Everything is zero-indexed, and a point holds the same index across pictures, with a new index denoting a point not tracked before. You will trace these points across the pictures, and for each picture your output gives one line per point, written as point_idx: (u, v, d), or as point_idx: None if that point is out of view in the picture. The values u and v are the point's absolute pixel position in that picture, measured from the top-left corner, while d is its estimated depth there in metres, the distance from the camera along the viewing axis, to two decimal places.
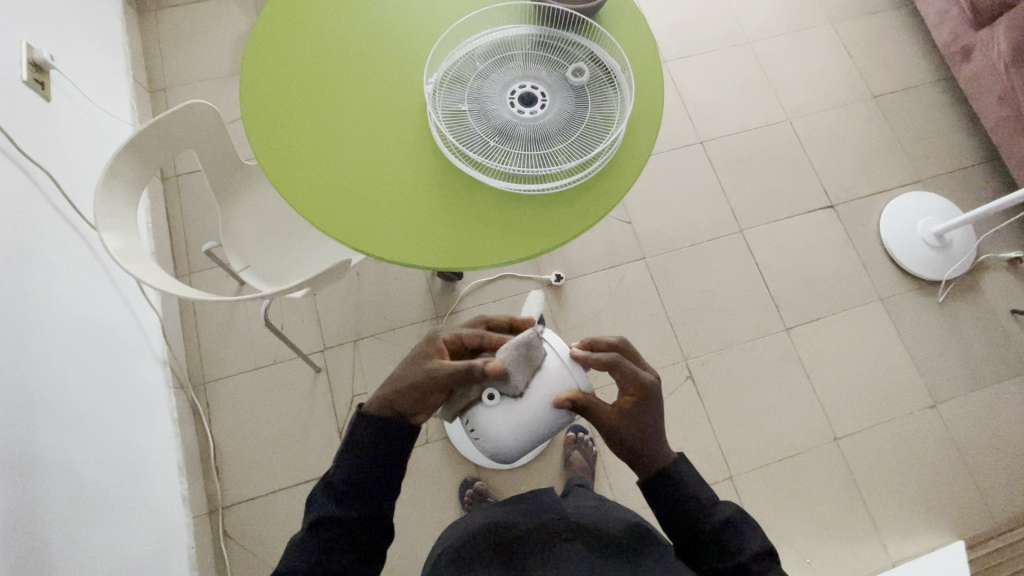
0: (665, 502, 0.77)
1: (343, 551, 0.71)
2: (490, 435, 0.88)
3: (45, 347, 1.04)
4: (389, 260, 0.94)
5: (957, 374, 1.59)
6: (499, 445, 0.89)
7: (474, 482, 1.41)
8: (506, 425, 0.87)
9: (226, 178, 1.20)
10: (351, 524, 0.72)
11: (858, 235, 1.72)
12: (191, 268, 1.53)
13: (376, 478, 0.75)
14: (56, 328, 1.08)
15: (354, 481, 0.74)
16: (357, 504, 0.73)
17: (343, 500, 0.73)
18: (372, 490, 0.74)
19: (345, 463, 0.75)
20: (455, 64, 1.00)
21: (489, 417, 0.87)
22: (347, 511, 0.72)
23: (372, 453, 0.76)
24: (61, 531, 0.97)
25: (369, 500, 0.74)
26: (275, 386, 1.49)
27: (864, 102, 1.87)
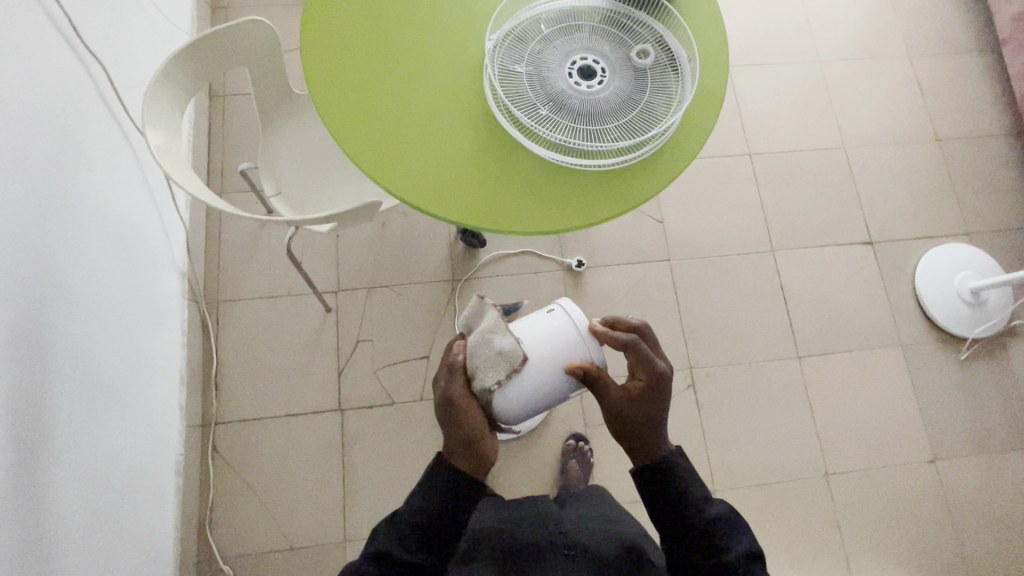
0: (657, 493, 0.77)
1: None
2: (508, 405, 0.81)
3: (74, 234, 1.07)
4: (418, 207, 0.93)
5: (963, 435, 1.56)
6: (518, 414, 0.83)
7: None
8: (529, 395, 0.81)
9: (273, 102, 1.21)
10: (411, 569, 0.72)
11: (891, 276, 1.67)
12: (224, 187, 1.54)
13: (440, 525, 0.74)
14: (85, 217, 1.10)
15: (420, 526, 0.73)
16: (421, 551, 0.73)
17: (407, 543, 0.72)
18: (438, 539, 0.74)
19: (412, 504, 0.75)
20: (520, 25, 0.98)
21: (508, 388, 0.81)
22: (411, 556, 0.72)
23: (439, 502, 0.74)
24: (63, 411, 1.00)
25: (434, 548, 0.73)
26: (284, 317, 1.51)
27: (926, 143, 1.80)
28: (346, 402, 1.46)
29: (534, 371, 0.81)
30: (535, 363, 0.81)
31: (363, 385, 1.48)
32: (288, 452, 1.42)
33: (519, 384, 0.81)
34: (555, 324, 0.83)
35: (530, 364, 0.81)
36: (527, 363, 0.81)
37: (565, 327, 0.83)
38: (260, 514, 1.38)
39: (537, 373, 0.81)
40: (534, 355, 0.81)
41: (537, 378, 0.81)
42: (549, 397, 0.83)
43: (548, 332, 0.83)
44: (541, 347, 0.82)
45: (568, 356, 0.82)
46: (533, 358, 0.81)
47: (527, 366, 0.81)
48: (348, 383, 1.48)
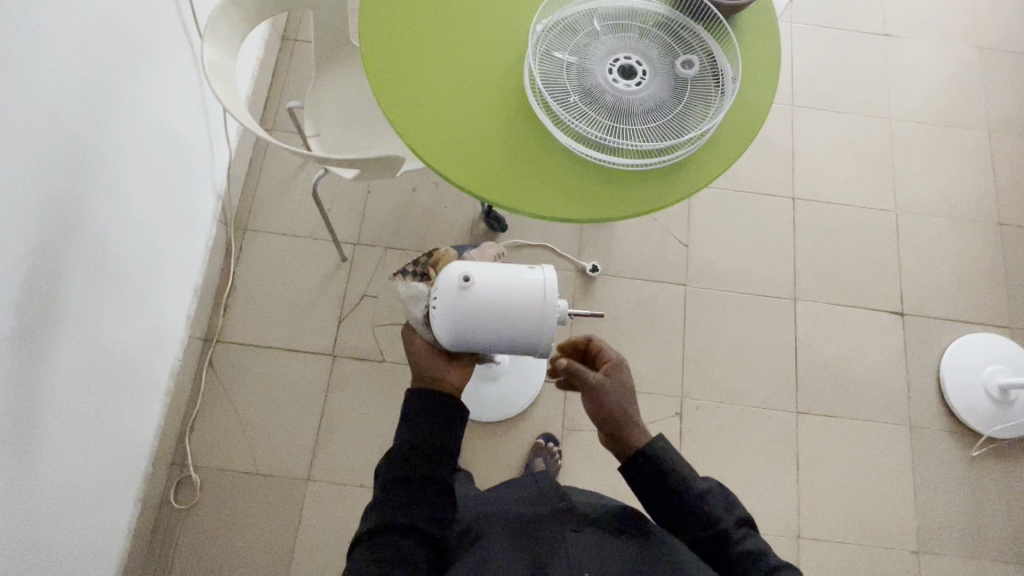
0: (642, 480, 0.82)
1: (414, 508, 0.74)
2: (448, 316, 0.76)
3: (126, 131, 1.15)
4: (434, 168, 0.96)
5: (956, 534, 1.46)
6: (453, 332, 0.77)
7: None
8: (471, 314, 0.76)
9: (331, 50, 1.26)
10: (419, 479, 0.76)
11: (915, 352, 1.59)
12: (274, 124, 1.62)
13: (440, 437, 0.78)
14: (139, 119, 1.18)
15: (411, 439, 0.77)
16: (419, 459, 0.76)
17: (405, 458, 0.76)
18: (429, 448, 0.77)
19: (407, 424, 0.78)
20: (572, 14, 0.99)
21: (455, 296, 0.76)
22: (413, 470, 0.76)
23: (420, 412, 0.78)
24: (80, 290, 1.08)
25: (430, 453, 0.77)
26: (302, 256, 1.57)
27: (986, 224, 1.70)
28: (339, 349, 1.51)
29: (486, 295, 0.76)
30: (490, 288, 0.76)
31: (359, 336, 1.52)
32: (275, 383, 1.48)
33: (467, 299, 0.76)
34: (527, 279, 0.77)
35: (485, 285, 0.76)
36: (483, 282, 0.76)
37: (535, 269, 0.79)
38: (237, 434, 1.44)
39: (488, 297, 0.76)
40: (491, 283, 0.77)
41: (485, 300, 0.76)
42: (483, 341, 0.78)
43: (516, 266, 0.79)
44: (500, 278, 0.77)
45: (522, 298, 0.76)
46: (491, 280, 0.77)
47: (481, 284, 0.76)
48: (345, 332, 1.52)
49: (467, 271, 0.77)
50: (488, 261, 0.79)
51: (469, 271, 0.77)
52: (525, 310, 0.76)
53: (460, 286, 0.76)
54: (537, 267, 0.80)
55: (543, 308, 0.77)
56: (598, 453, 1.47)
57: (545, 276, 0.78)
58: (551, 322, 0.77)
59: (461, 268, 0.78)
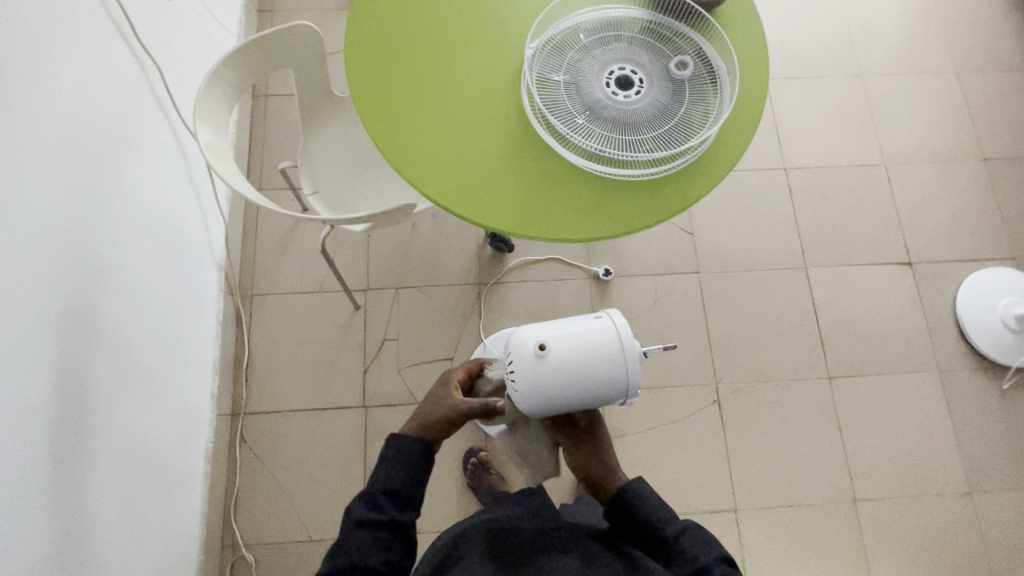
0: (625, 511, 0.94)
1: (380, 551, 0.82)
2: (533, 385, 0.83)
3: (124, 218, 1.12)
4: (452, 210, 0.94)
5: (1003, 468, 1.49)
6: (540, 397, 0.83)
7: (479, 453, 1.42)
8: (554, 379, 0.82)
9: (315, 104, 1.24)
10: (389, 526, 0.84)
11: (929, 298, 1.62)
12: (262, 183, 1.59)
13: (409, 491, 0.88)
14: (134, 209, 1.16)
15: (389, 489, 0.87)
16: (392, 509, 0.86)
17: (379, 504, 0.86)
18: (403, 496, 0.88)
19: (384, 474, 0.89)
20: (560, 33, 1.00)
21: (536, 366, 0.82)
22: (385, 514, 0.85)
23: (399, 466, 0.89)
24: (106, 395, 1.05)
25: (402, 504, 0.87)
26: (314, 312, 1.55)
27: (972, 162, 1.74)
28: (369, 399, 1.49)
29: (563, 358, 0.83)
30: (567, 352, 0.82)
31: (387, 382, 1.50)
32: (311, 445, 1.45)
33: (547, 365, 0.83)
34: (601, 336, 0.84)
35: (561, 349, 0.83)
36: (558, 347, 0.83)
37: (600, 322, 0.85)
38: (282, 504, 1.41)
39: (566, 360, 0.82)
40: (568, 347, 0.83)
41: (565, 363, 0.82)
42: (569, 397, 0.84)
43: (582, 322, 0.85)
44: (574, 340, 0.83)
45: (599, 355, 0.83)
46: (565, 343, 0.83)
47: (557, 349, 0.82)
48: (372, 380, 1.50)
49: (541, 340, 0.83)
50: (555, 323, 0.86)
51: (542, 338, 0.84)
52: (602, 362, 0.83)
53: (539, 355, 0.82)
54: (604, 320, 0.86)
55: (618, 358, 0.83)
56: (645, 455, 1.47)
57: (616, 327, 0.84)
58: (631, 370, 0.84)
59: (533, 336, 0.84)
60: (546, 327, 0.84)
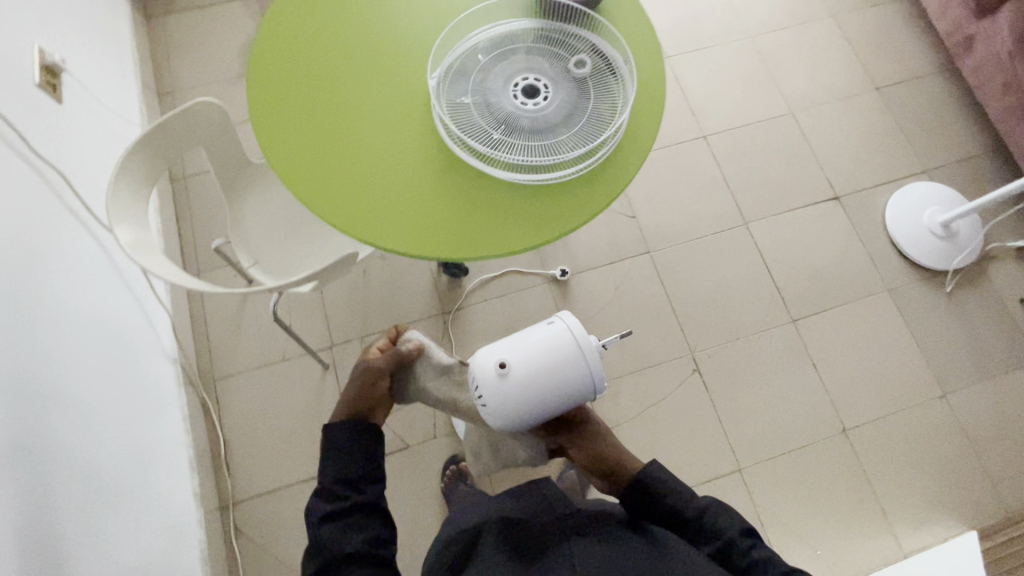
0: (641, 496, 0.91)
1: (355, 535, 0.80)
2: (502, 405, 0.82)
3: (54, 333, 1.06)
4: (393, 250, 0.94)
5: (967, 365, 1.58)
6: (512, 415, 0.83)
7: (459, 461, 1.43)
8: (522, 395, 0.82)
9: (234, 176, 1.22)
10: (353, 509, 0.82)
11: (863, 225, 1.72)
12: (200, 266, 1.55)
13: (365, 467, 0.86)
14: (66, 323, 1.10)
15: (341, 475, 0.85)
16: (351, 491, 0.84)
17: (336, 492, 0.83)
18: (359, 477, 0.85)
19: (333, 463, 0.86)
20: (459, 58, 1.02)
21: (500, 385, 0.82)
22: (348, 498, 0.82)
23: (343, 450, 0.87)
24: (73, 524, 0.98)
25: (360, 483, 0.85)
26: (283, 381, 1.50)
27: (868, 93, 1.86)
28: None
29: (525, 371, 0.83)
30: (528, 365, 0.82)
31: None
32: None
33: (512, 382, 0.82)
34: (559, 342, 0.84)
35: (522, 363, 0.83)
36: (518, 361, 0.83)
37: (554, 327, 0.85)
38: None
39: (528, 373, 0.82)
40: (528, 359, 0.83)
41: (528, 377, 0.82)
42: (541, 409, 0.84)
43: (536, 331, 0.85)
44: (534, 351, 0.83)
45: (561, 361, 0.83)
46: (523, 356, 0.83)
47: (517, 364, 0.83)
48: None
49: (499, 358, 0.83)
50: (509, 338, 0.86)
51: (501, 356, 0.83)
52: (564, 367, 0.83)
53: (500, 374, 0.82)
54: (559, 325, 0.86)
55: (578, 359, 0.83)
56: (643, 439, 1.48)
57: (572, 330, 0.84)
58: (595, 370, 0.84)
59: (492, 356, 0.84)
60: (504, 345, 0.84)
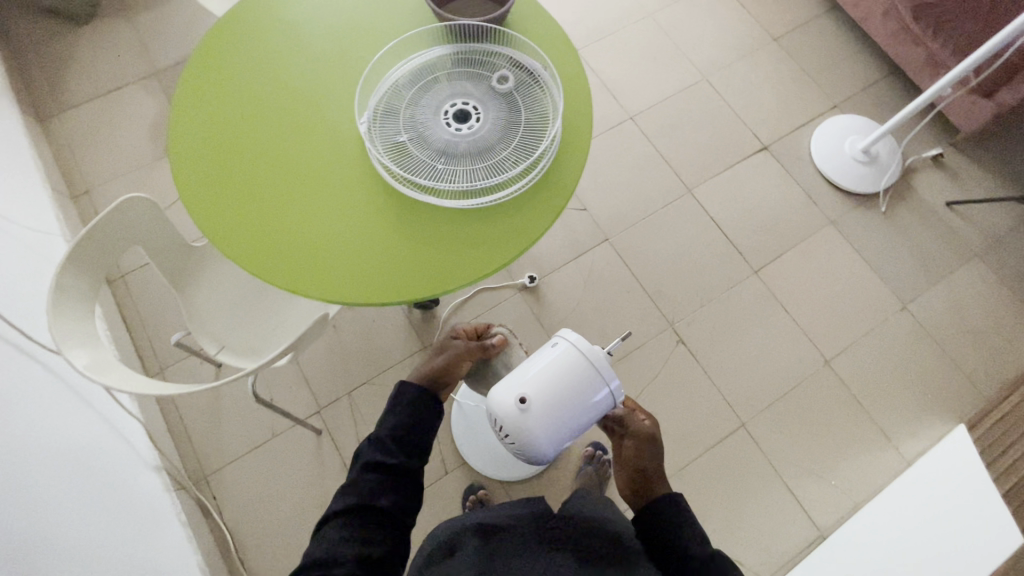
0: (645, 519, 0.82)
1: (388, 494, 0.79)
2: (529, 440, 0.78)
3: (25, 470, 0.97)
4: (365, 303, 0.93)
5: (917, 274, 1.69)
6: (541, 447, 0.78)
7: (478, 489, 1.42)
8: (547, 428, 0.77)
9: (179, 265, 1.17)
10: (397, 471, 0.81)
11: (794, 167, 1.81)
12: (162, 364, 1.47)
13: (416, 435, 0.86)
14: (36, 458, 1.01)
15: (397, 432, 0.85)
16: (401, 454, 0.83)
17: (387, 447, 0.83)
18: (411, 441, 0.85)
19: (388, 420, 0.86)
20: (383, 98, 1.01)
21: (523, 422, 0.77)
22: (395, 458, 0.82)
23: (411, 408, 0.87)
24: None
25: (411, 451, 0.85)
26: (278, 459, 1.44)
27: (768, 46, 1.97)
28: None
29: (546, 400, 0.78)
30: (548, 393, 0.77)
31: None
32: None
33: (535, 417, 0.77)
34: (573, 361, 0.79)
35: (541, 393, 0.77)
36: (537, 394, 0.77)
37: (560, 348, 0.80)
38: None
39: (549, 403, 0.77)
40: (546, 388, 0.78)
41: (549, 407, 0.77)
42: (567, 434, 0.79)
43: (542, 357, 0.80)
44: (550, 378, 0.78)
45: (579, 382, 0.78)
46: (540, 387, 0.78)
47: (537, 397, 0.77)
48: None
49: (518, 392, 0.78)
50: (521, 368, 0.80)
51: (517, 391, 0.78)
52: (582, 388, 0.78)
53: (522, 409, 0.77)
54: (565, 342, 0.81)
55: (594, 375, 0.79)
56: None
57: (582, 347, 0.80)
58: (613, 381, 0.80)
59: (507, 394, 0.79)
60: (518, 377, 0.79)
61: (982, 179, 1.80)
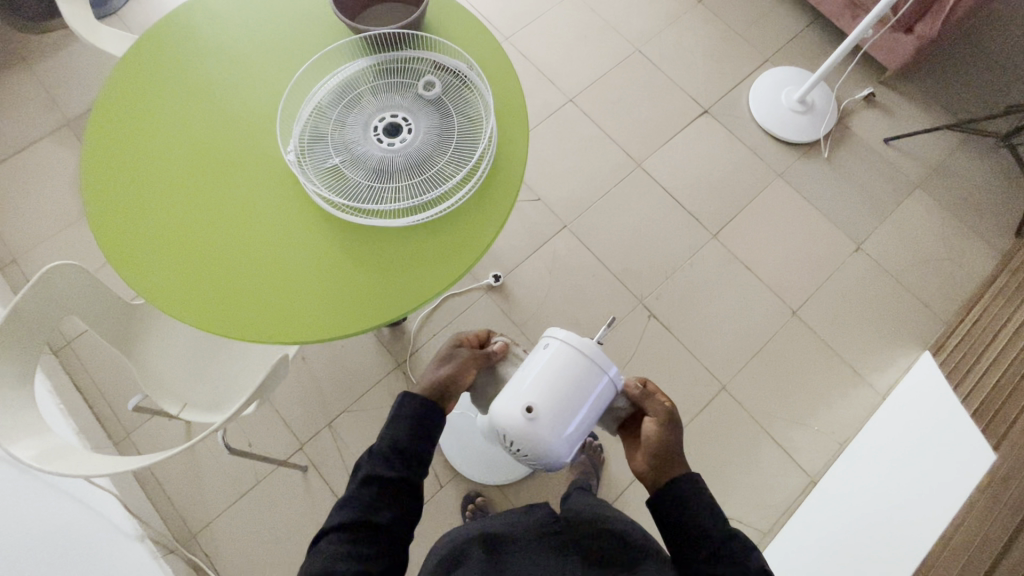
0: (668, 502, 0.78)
1: (387, 509, 0.78)
2: (544, 448, 0.77)
3: (5, 570, 0.89)
4: (329, 339, 0.89)
5: (866, 213, 1.74)
6: (558, 452, 0.77)
7: (476, 496, 1.41)
8: (560, 431, 0.77)
9: (121, 327, 1.11)
10: (398, 486, 0.79)
11: (737, 126, 1.83)
12: (128, 429, 1.40)
13: (422, 444, 0.83)
14: (11, 549, 0.94)
15: (400, 443, 0.81)
16: (403, 466, 0.80)
17: (388, 459, 0.80)
18: (415, 453, 0.82)
19: (393, 429, 0.82)
20: (307, 123, 0.97)
21: (536, 431, 0.76)
22: (397, 471, 0.80)
23: (414, 419, 0.83)
24: None
25: (412, 462, 0.81)
26: (267, 504, 1.40)
27: (693, 8, 1.97)
28: None
29: (552, 405, 0.77)
30: (552, 398, 0.77)
31: None
32: None
33: (546, 424, 0.77)
34: (567, 360, 0.79)
35: (546, 399, 0.77)
36: (543, 400, 0.77)
37: (553, 348, 0.80)
38: None
39: (555, 407, 0.77)
40: (549, 392, 0.77)
41: (557, 410, 0.77)
42: (581, 431, 0.79)
43: (537, 362, 0.80)
44: (551, 381, 0.78)
45: (579, 378, 0.78)
46: (544, 392, 0.77)
47: (544, 403, 0.77)
48: None
49: (521, 403, 0.77)
50: (519, 379, 0.80)
51: (522, 402, 0.78)
52: (584, 383, 0.79)
53: (530, 420, 0.76)
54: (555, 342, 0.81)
55: (590, 367, 0.80)
56: None
57: (574, 344, 0.80)
58: (610, 369, 0.81)
59: (513, 406, 0.78)
60: (520, 388, 0.78)
61: (913, 112, 1.86)
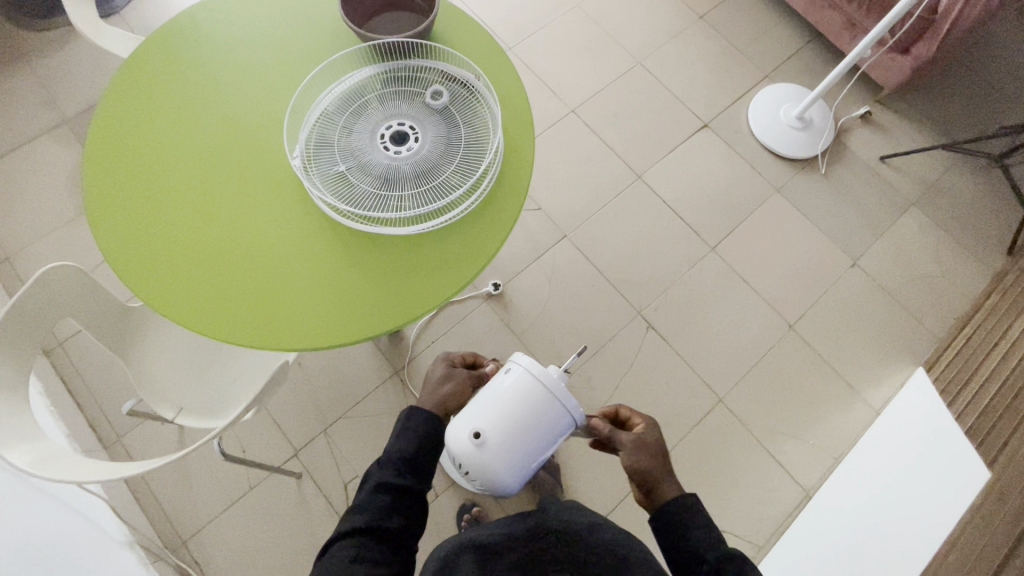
0: (669, 525, 0.76)
1: (398, 517, 0.76)
2: (487, 474, 0.76)
3: None
4: (331, 345, 0.89)
5: (862, 229, 1.76)
6: (498, 482, 0.76)
7: (471, 507, 1.40)
8: (505, 461, 0.75)
9: (117, 330, 1.10)
10: (409, 494, 0.77)
11: (736, 141, 1.85)
12: (119, 434, 1.38)
13: (431, 457, 0.81)
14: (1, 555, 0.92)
15: (409, 454, 0.79)
16: (414, 477, 0.78)
17: (400, 471, 0.78)
18: (425, 462, 0.80)
19: (404, 441, 0.80)
20: (314, 128, 0.97)
21: (481, 459, 0.75)
22: (406, 480, 0.77)
23: (421, 432, 0.81)
24: None
25: (423, 476, 0.79)
26: (260, 511, 1.38)
27: (695, 23, 2.00)
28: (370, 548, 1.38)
29: (500, 434, 0.76)
30: (501, 427, 0.76)
31: None
32: None
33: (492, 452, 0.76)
34: (529, 389, 0.77)
35: (495, 427, 0.75)
36: (492, 428, 0.76)
37: (513, 374, 0.78)
38: None
39: (504, 436, 0.75)
40: (499, 421, 0.76)
41: (505, 439, 0.75)
42: (525, 466, 0.77)
43: (494, 387, 0.78)
44: (503, 409, 0.76)
45: (533, 409, 0.76)
46: (494, 419, 0.76)
47: (492, 431, 0.75)
48: None
49: (473, 428, 0.76)
50: (475, 402, 0.78)
51: (471, 426, 0.77)
52: (536, 414, 0.76)
53: (478, 446, 0.75)
54: (516, 368, 0.79)
55: (548, 398, 0.77)
56: None
57: (535, 373, 0.77)
58: (569, 403, 0.78)
59: (463, 430, 0.77)
60: (472, 412, 0.77)
61: (909, 131, 1.89)
